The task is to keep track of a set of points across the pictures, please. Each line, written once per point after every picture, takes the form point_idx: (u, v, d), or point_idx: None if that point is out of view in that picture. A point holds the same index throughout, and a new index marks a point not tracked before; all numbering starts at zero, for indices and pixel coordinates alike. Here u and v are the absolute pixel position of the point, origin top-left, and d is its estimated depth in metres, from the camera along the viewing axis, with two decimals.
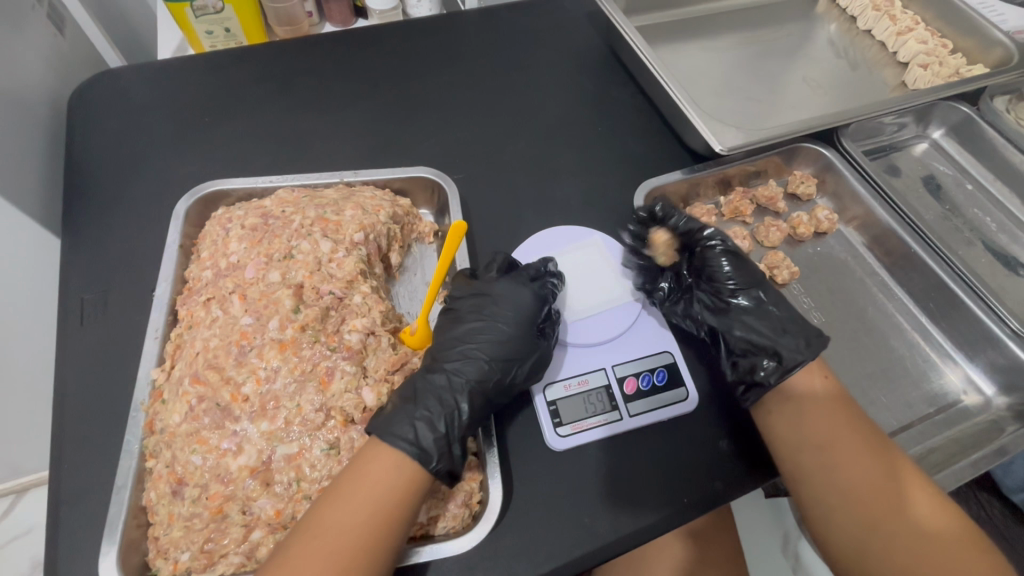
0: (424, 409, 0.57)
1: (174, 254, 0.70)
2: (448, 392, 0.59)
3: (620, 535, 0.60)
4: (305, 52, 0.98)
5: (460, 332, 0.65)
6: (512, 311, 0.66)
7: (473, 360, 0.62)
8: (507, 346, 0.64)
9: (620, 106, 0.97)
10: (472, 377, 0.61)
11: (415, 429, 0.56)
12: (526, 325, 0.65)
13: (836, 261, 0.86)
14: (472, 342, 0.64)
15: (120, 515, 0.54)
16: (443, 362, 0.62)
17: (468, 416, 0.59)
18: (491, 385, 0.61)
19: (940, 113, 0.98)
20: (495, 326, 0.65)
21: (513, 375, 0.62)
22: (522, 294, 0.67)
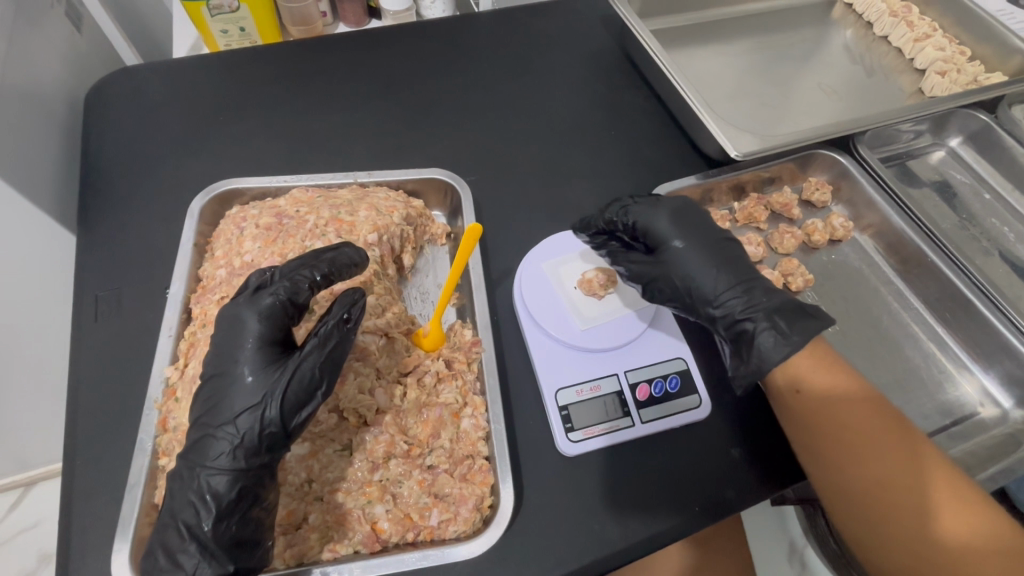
0: (168, 525, 0.49)
1: (188, 252, 0.70)
2: (189, 488, 0.49)
3: (632, 542, 0.59)
4: (319, 52, 0.98)
5: (200, 391, 0.53)
6: (244, 344, 0.52)
7: (210, 428, 0.50)
8: (236, 393, 0.50)
9: (634, 110, 0.97)
10: (216, 453, 0.49)
11: (168, 548, 0.49)
12: (263, 357, 0.52)
13: (851, 269, 0.86)
14: (209, 401, 0.51)
15: (132, 513, 0.54)
16: (188, 437, 0.51)
17: (219, 508, 0.48)
18: (241, 443, 0.49)
19: (958, 121, 0.97)
20: (237, 366, 0.51)
21: (262, 422, 0.49)
22: (240, 323, 0.52)
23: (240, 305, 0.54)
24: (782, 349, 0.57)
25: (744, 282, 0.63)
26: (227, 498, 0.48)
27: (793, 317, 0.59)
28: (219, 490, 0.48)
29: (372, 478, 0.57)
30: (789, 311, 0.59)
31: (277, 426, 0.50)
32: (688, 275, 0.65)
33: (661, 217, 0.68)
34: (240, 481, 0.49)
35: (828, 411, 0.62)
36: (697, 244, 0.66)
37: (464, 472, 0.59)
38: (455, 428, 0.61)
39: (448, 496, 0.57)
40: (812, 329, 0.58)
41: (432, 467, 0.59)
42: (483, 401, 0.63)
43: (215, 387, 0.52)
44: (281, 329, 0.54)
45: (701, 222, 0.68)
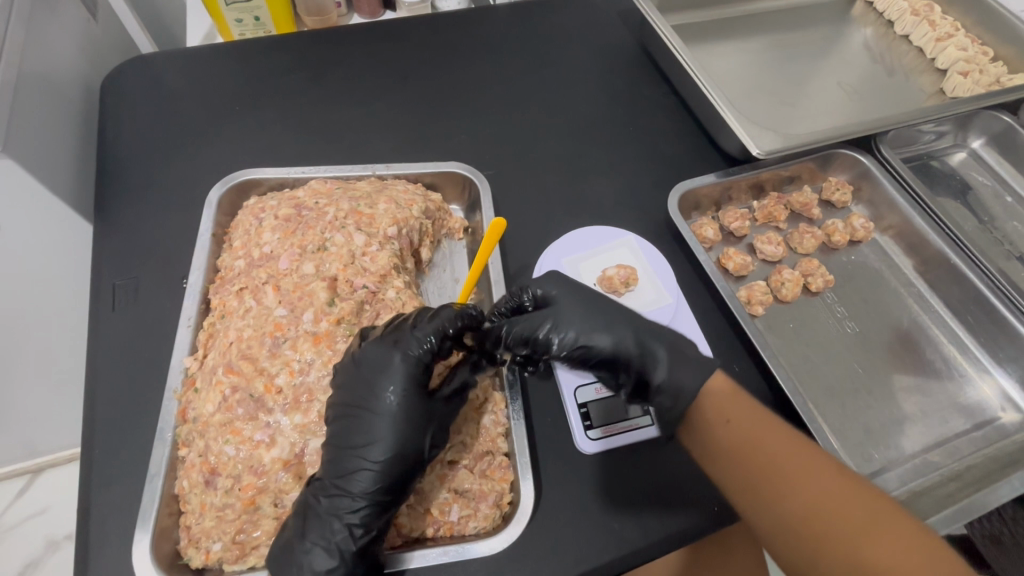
0: (316, 544, 0.50)
1: (206, 242, 0.70)
2: (342, 510, 0.51)
3: (651, 541, 0.59)
4: (336, 43, 0.97)
5: (332, 424, 0.54)
6: (395, 381, 0.54)
7: (358, 458, 0.52)
8: (387, 430, 0.53)
9: (652, 106, 0.96)
10: (369, 484, 0.51)
11: (314, 566, 0.50)
12: (411, 397, 0.54)
13: (871, 270, 0.85)
14: (351, 434, 0.53)
15: (153, 503, 0.54)
16: (329, 463, 0.53)
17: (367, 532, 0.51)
18: (396, 475, 0.52)
19: (981, 123, 0.96)
20: (385, 402, 0.54)
21: (418, 453, 0.53)
22: (391, 363, 0.54)
23: (389, 339, 0.55)
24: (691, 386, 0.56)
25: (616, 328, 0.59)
26: (378, 522, 0.52)
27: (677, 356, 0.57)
28: (370, 515, 0.51)
29: None
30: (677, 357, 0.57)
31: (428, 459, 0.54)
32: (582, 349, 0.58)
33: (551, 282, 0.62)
34: (388, 509, 0.52)
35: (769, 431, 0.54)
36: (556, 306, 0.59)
37: (484, 468, 0.59)
38: (476, 424, 0.61)
39: (468, 493, 0.57)
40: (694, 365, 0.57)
41: (452, 463, 0.58)
42: (502, 398, 0.63)
43: (362, 418, 0.53)
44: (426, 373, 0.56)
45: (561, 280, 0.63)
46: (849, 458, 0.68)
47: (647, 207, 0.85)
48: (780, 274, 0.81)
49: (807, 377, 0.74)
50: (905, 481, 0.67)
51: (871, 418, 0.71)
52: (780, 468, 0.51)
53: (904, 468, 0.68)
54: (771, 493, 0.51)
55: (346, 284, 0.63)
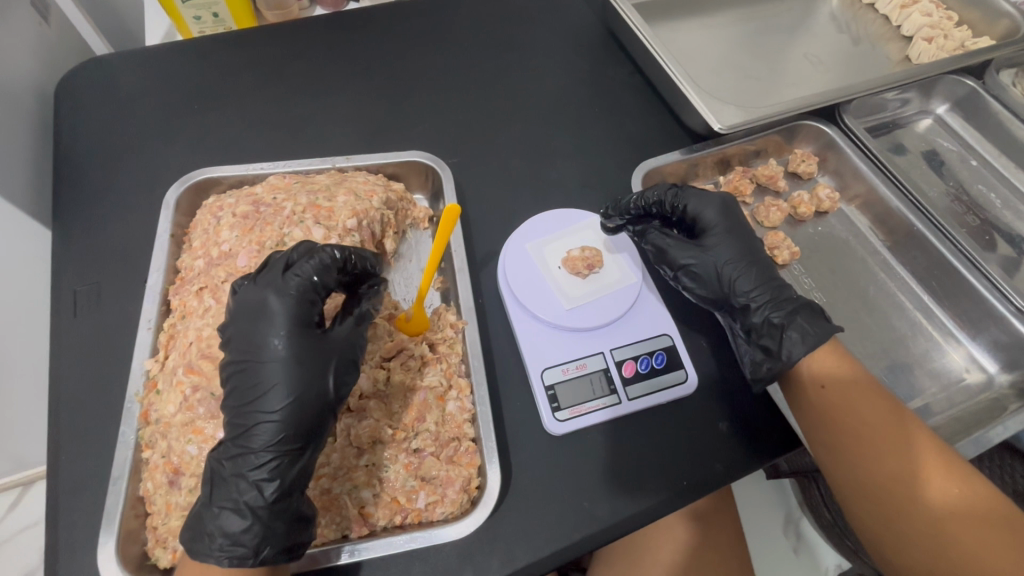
0: (225, 507, 0.49)
1: (165, 244, 0.69)
2: (245, 468, 0.49)
3: (620, 518, 0.60)
4: (297, 37, 0.96)
5: (228, 382, 0.52)
6: (277, 328, 0.52)
7: (253, 417, 0.50)
8: (276, 376, 0.50)
9: (616, 86, 0.95)
10: (268, 436, 0.50)
11: (224, 529, 0.48)
12: (299, 341, 0.52)
13: (838, 240, 0.85)
14: (244, 391, 0.51)
15: (117, 506, 0.53)
16: (228, 427, 0.51)
17: (277, 487, 0.49)
18: (298, 424, 0.50)
19: (945, 87, 0.96)
20: (264, 354, 0.51)
21: (316, 401, 0.51)
22: (266, 306, 0.52)
23: (261, 286, 0.53)
24: (800, 347, 0.62)
25: (772, 285, 0.68)
26: (289, 476, 0.50)
27: (811, 318, 0.64)
28: (282, 467, 0.50)
29: (358, 463, 0.57)
30: (808, 316, 0.64)
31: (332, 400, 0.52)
32: (726, 269, 0.68)
33: (710, 210, 0.71)
34: (300, 461, 0.51)
35: (868, 393, 0.62)
36: (733, 244, 0.70)
37: (451, 454, 0.59)
38: (441, 411, 0.61)
39: (434, 479, 0.57)
40: (828, 330, 0.63)
41: (417, 450, 0.59)
42: (467, 383, 0.63)
43: (249, 373, 0.51)
44: (312, 313, 0.54)
45: (740, 221, 0.72)
46: None
47: (612, 188, 0.85)
48: None
49: None
50: None
51: None
52: (871, 431, 0.60)
53: None
54: (835, 420, 0.61)
55: None
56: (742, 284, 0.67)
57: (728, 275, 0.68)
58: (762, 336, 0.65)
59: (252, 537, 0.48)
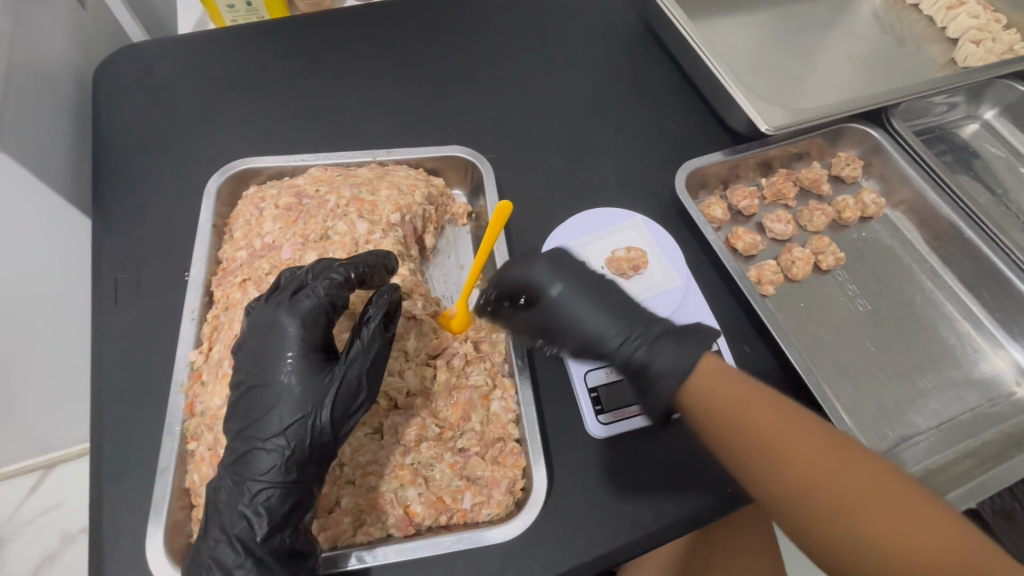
0: (220, 540, 0.49)
1: (207, 234, 0.69)
2: (238, 502, 0.49)
3: (664, 524, 0.59)
4: (333, 27, 0.95)
5: (235, 404, 0.52)
6: (286, 351, 0.52)
7: (254, 443, 0.50)
8: (283, 401, 0.51)
9: (656, 84, 0.94)
10: (263, 467, 0.49)
11: (219, 560, 0.49)
12: (302, 366, 0.52)
13: (882, 246, 0.83)
14: (252, 412, 0.51)
15: (164, 497, 0.53)
16: (230, 452, 0.51)
17: (267, 526, 0.48)
18: (295, 455, 0.50)
19: (994, 92, 0.93)
20: (275, 376, 0.51)
21: (315, 434, 0.50)
22: (278, 326, 0.52)
23: (270, 307, 0.53)
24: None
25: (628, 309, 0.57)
26: (277, 513, 0.49)
27: (673, 341, 0.52)
28: (272, 502, 0.49)
29: (404, 461, 0.56)
30: (672, 335, 0.53)
31: (328, 435, 0.50)
32: (578, 321, 0.57)
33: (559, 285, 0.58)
34: (292, 495, 0.49)
35: None
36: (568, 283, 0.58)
37: (496, 455, 0.58)
38: (486, 411, 0.60)
39: (480, 480, 0.57)
40: (696, 347, 0.52)
41: (463, 450, 0.58)
42: (512, 384, 0.62)
43: (257, 395, 0.52)
44: (317, 338, 0.53)
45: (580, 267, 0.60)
46: (864, 437, 0.67)
47: (653, 188, 0.83)
48: (790, 253, 0.79)
49: (820, 356, 0.73)
50: (920, 458, 0.66)
51: (885, 396, 0.71)
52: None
53: (920, 445, 0.68)
54: None
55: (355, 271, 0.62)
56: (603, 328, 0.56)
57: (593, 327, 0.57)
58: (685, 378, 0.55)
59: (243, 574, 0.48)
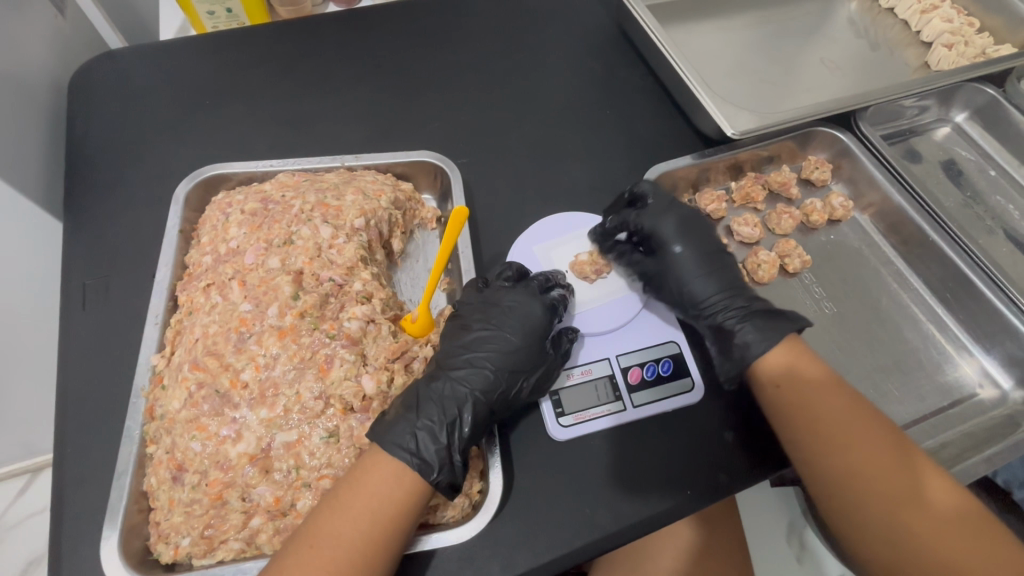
0: (428, 425, 0.56)
1: (174, 239, 0.69)
2: (452, 403, 0.58)
3: (622, 526, 0.59)
4: (309, 34, 0.96)
5: (465, 338, 0.63)
6: (532, 325, 0.63)
7: (474, 370, 0.60)
8: (509, 359, 0.62)
9: (628, 88, 0.94)
10: (477, 387, 0.59)
11: (421, 442, 0.55)
12: (531, 335, 0.63)
13: (850, 250, 0.84)
14: (477, 352, 0.62)
15: (121, 500, 0.54)
16: (446, 372, 0.60)
17: (471, 429, 0.58)
18: (496, 399, 0.60)
19: (964, 95, 0.94)
20: (506, 334, 0.63)
21: (515, 393, 0.61)
22: (531, 306, 0.64)
23: (518, 287, 0.66)
24: (762, 346, 0.63)
25: (731, 289, 0.69)
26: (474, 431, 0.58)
27: (766, 320, 0.64)
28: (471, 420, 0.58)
29: None
30: (761, 321, 0.65)
31: (520, 397, 0.62)
32: (682, 281, 0.69)
33: (668, 221, 0.71)
34: (484, 423, 0.59)
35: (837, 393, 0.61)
36: (695, 249, 0.71)
37: None
38: None
39: None
40: (784, 330, 0.63)
41: None
42: None
43: (489, 338, 0.62)
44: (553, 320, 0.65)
45: (703, 228, 0.72)
46: None
47: (623, 191, 0.84)
48: (756, 256, 0.80)
49: None
50: None
51: None
52: (829, 433, 0.59)
53: None
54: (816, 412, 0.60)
55: (316, 273, 0.62)
56: (703, 290, 0.68)
57: (677, 285, 0.69)
58: (723, 339, 0.66)
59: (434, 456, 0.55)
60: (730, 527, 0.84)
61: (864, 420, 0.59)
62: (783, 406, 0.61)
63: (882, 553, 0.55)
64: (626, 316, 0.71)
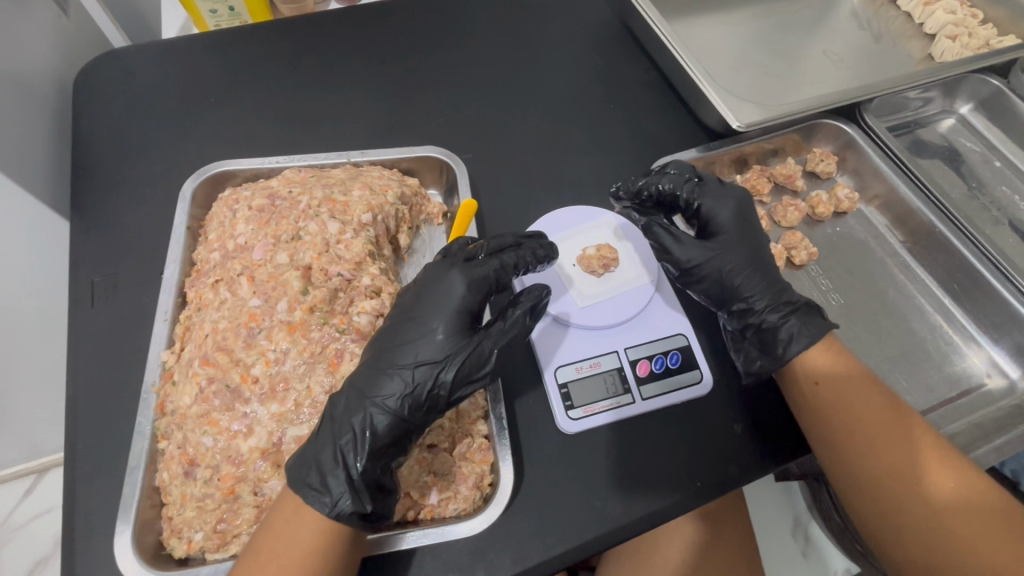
0: (327, 446, 0.52)
1: (181, 236, 0.69)
2: (353, 416, 0.53)
3: (634, 517, 0.59)
4: (312, 31, 0.96)
5: (381, 334, 0.59)
6: (449, 308, 0.58)
7: (382, 372, 0.55)
8: (424, 349, 0.56)
9: (632, 82, 0.94)
10: (384, 391, 0.54)
11: (323, 468, 0.52)
12: (451, 321, 0.58)
13: (856, 241, 0.84)
14: (392, 347, 0.57)
15: (134, 496, 0.55)
16: (357, 375, 0.56)
17: (372, 445, 0.53)
18: (409, 399, 0.54)
19: (969, 86, 0.94)
20: (424, 320, 0.58)
21: (435, 387, 0.55)
22: (450, 284, 0.59)
23: (443, 263, 0.62)
24: (803, 342, 0.63)
25: (778, 286, 0.69)
26: (380, 444, 0.53)
27: (813, 319, 0.65)
28: (378, 430, 0.53)
29: None
30: (808, 319, 0.65)
31: (445, 391, 0.56)
32: (732, 267, 0.68)
33: (727, 209, 0.71)
34: (398, 430, 0.54)
35: (861, 393, 0.61)
36: (747, 241, 0.70)
37: (464, 451, 0.60)
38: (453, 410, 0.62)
39: (447, 475, 0.58)
40: (829, 331, 0.65)
41: (431, 446, 0.60)
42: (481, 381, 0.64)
43: (404, 329, 0.58)
44: (479, 301, 0.60)
45: (752, 222, 0.72)
46: None
47: None
48: None
49: None
50: None
51: None
52: (862, 433, 0.59)
53: None
54: (839, 414, 0.60)
55: (325, 268, 0.62)
56: (751, 283, 0.68)
57: (727, 270, 0.68)
58: (764, 332, 0.66)
59: (338, 481, 0.51)
60: (732, 522, 0.83)
61: (887, 422, 0.59)
62: (814, 408, 0.61)
63: (909, 550, 0.56)
64: (633, 308, 0.70)
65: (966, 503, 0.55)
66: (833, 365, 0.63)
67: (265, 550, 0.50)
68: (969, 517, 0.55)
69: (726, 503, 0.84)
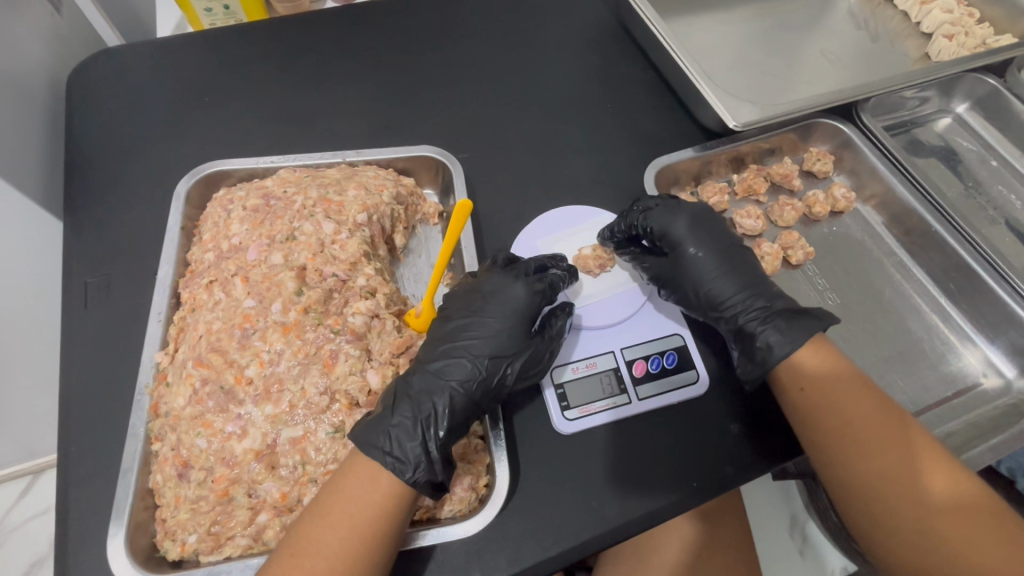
0: (404, 421, 0.55)
1: (175, 236, 0.69)
2: (430, 397, 0.56)
3: (630, 518, 0.59)
4: (307, 30, 0.95)
5: (444, 329, 0.62)
6: (514, 309, 0.62)
7: (454, 360, 0.59)
8: (492, 345, 0.61)
9: (629, 81, 0.94)
10: (458, 378, 0.58)
11: (396, 442, 0.54)
12: (517, 321, 0.62)
13: (853, 241, 0.84)
14: (459, 341, 0.61)
15: (127, 498, 0.54)
16: (428, 364, 0.59)
17: (446, 426, 0.56)
18: (478, 388, 0.59)
19: (966, 86, 0.94)
20: (490, 319, 0.62)
21: (500, 379, 0.60)
22: (514, 288, 0.63)
23: (501, 270, 0.66)
24: (786, 348, 0.62)
25: (752, 287, 0.67)
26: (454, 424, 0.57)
27: (790, 318, 0.64)
28: (453, 410, 0.57)
29: None
30: (785, 320, 0.64)
31: (508, 383, 0.60)
32: (700, 280, 0.68)
33: (680, 222, 0.70)
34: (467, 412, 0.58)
35: (853, 395, 0.60)
36: (711, 248, 0.70)
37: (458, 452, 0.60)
38: None
39: None
40: (809, 329, 0.62)
41: None
42: None
43: (472, 324, 0.62)
44: (541, 305, 0.63)
45: (717, 227, 0.72)
46: None
47: (624, 184, 0.84)
48: (759, 248, 0.80)
49: None
50: None
51: None
52: (853, 435, 0.58)
53: None
54: (830, 417, 0.59)
55: (319, 268, 0.62)
56: (724, 291, 0.67)
57: (697, 284, 0.68)
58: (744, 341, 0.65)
59: (413, 453, 0.53)
60: (731, 522, 0.84)
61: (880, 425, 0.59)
62: (805, 411, 0.60)
63: (895, 550, 0.56)
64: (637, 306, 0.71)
65: (955, 505, 0.55)
66: (825, 365, 0.61)
67: (333, 508, 0.51)
68: (958, 519, 0.55)
69: (723, 503, 0.84)
